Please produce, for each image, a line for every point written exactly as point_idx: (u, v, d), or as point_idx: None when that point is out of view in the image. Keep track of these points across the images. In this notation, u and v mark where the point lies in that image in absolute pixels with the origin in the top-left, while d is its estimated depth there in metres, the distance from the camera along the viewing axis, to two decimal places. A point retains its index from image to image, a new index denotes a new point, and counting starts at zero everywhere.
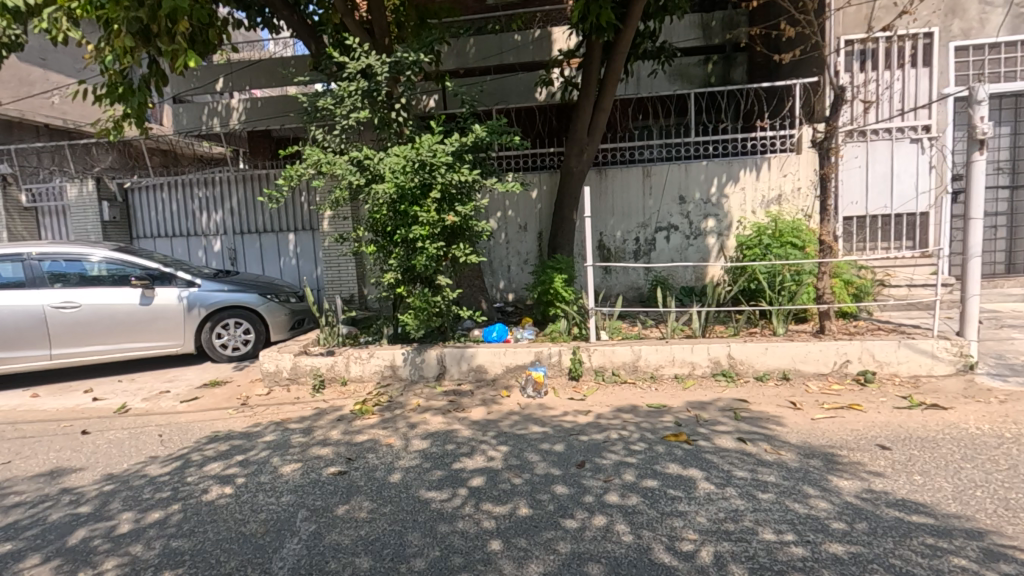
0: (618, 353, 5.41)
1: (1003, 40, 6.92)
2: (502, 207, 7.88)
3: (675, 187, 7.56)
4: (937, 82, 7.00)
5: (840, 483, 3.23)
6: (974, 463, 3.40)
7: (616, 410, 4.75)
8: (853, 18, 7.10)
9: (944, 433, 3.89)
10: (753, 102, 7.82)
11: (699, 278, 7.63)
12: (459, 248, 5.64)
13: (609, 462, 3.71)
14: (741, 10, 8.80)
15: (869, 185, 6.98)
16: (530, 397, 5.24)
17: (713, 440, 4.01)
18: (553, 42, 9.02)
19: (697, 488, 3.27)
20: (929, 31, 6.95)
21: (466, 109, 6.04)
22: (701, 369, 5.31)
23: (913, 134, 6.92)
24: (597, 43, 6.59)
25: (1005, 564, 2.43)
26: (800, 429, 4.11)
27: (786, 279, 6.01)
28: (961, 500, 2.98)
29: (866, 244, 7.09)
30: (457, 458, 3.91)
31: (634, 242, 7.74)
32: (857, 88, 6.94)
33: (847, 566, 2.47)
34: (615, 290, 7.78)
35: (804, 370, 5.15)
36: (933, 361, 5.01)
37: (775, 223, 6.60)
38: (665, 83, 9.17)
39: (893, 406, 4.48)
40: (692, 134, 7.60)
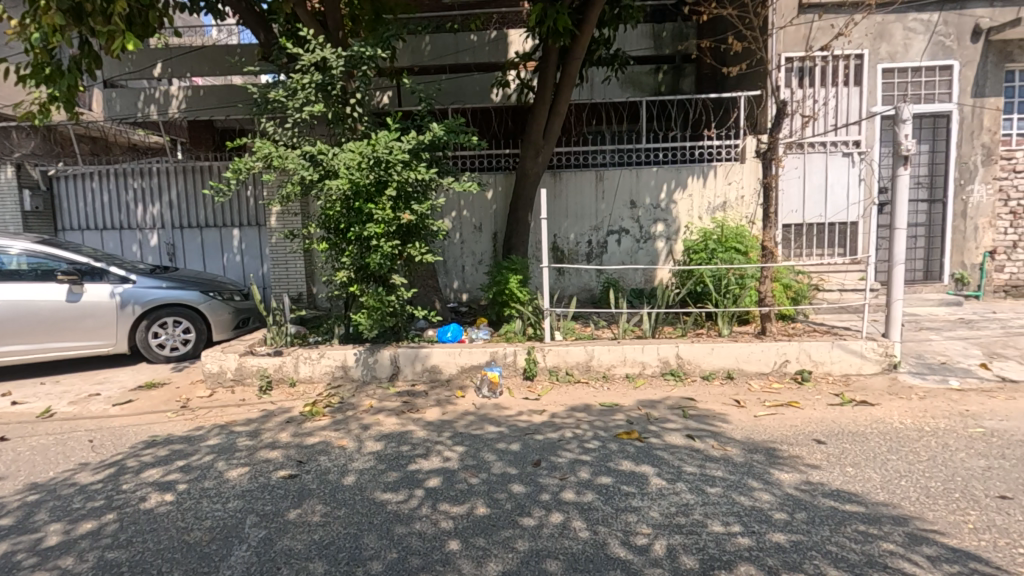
0: (572, 353, 5.51)
1: (924, 65, 7.51)
2: (457, 206, 7.86)
3: (627, 191, 7.76)
4: (867, 100, 7.52)
5: (780, 476, 3.41)
6: (899, 455, 3.66)
7: (570, 410, 4.82)
8: (793, 37, 7.52)
9: (873, 428, 4.17)
10: (701, 112, 8.12)
11: (649, 280, 7.85)
12: (415, 247, 5.54)
13: (564, 460, 3.77)
14: (690, 22, 9.16)
15: (806, 195, 7.40)
16: (485, 397, 5.24)
17: (663, 437, 4.14)
18: (509, 44, 9.09)
19: (649, 483, 3.38)
20: (861, 52, 7.47)
21: (424, 107, 5.96)
22: (651, 368, 5.48)
23: (845, 149, 7.37)
24: (554, 47, 6.69)
25: (927, 547, 2.63)
26: (743, 426, 4.31)
27: (730, 282, 6.30)
28: (888, 489, 3.20)
29: (802, 251, 7.52)
30: (412, 459, 3.87)
31: (587, 245, 7.90)
32: (797, 103, 7.32)
33: (789, 553, 2.62)
34: (568, 291, 7.91)
35: (746, 369, 5.40)
36: (862, 360, 5.35)
37: (720, 228, 6.88)
38: (617, 90, 9.42)
39: (827, 403, 4.78)
40: (643, 141, 7.79)
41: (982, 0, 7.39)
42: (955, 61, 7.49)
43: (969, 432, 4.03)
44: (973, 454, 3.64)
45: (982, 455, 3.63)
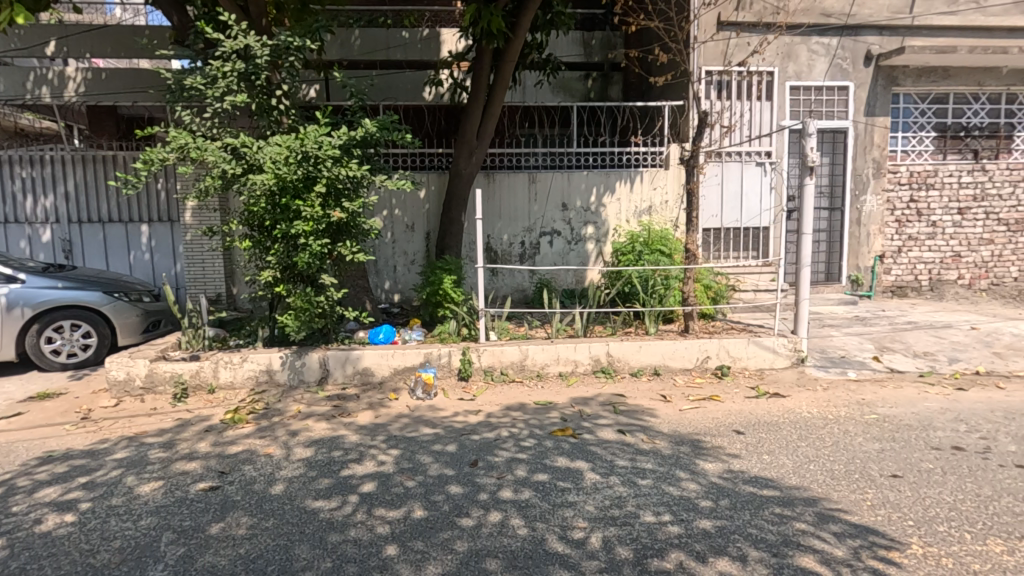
0: (506, 353, 5.55)
1: (826, 84, 8.21)
2: (389, 205, 7.70)
3: (558, 194, 7.91)
4: (777, 114, 8.12)
5: (705, 465, 3.61)
6: (807, 442, 3.98)
7: (505, 409, 4.86)
8: (713, 52, 7.98)
9: (785, 418, 4.51)
10: (628, 119, 8.43)
11: (580, 281, 8.06)
12: (345, 246, 5.37)
13: (501, 459, 3.79)
14: (618, 32, 9.52)
15: (724, 201, 7.87)
16: (419, 399, 5.17)
17: (596, 433, 4.26)
18: (443, 43, 9.01)
19: (584, 478, 3.47)
20: (772, 70, 8.04)
21: (355, 102, 5.79)
22: (583, 367, 5.62)
23: (758, 159, 7.91)
24: (487, 49, 6.71)
25: (834, 525, 2.87)
26: (670, 420, 4.52)
27: (656, 282, 6.58)
28: (799, 474, 3.46)
29: (721, 254, 7.99)
30: (345, 465, 3.74)
31: (520, 246, 7.99)
32: (715, 114, 7.76)
33: (714, 538, 2.77)
34: (502, 292, 7.96)
35: (672, 366, 5.67)
36: (774, 356, 5.75)
37: (646, 231, 7.18)
38: (549, 94, 9.60)
39: (745, 396, 5.11)
40: (574, 145, 8.00)
41: (872, 28, 8.17)
42: (851, 82, 8.24)
43: (865, 418, 4.44)
44: (869, 439, 4.02)
45: (877, 438, 4.01)
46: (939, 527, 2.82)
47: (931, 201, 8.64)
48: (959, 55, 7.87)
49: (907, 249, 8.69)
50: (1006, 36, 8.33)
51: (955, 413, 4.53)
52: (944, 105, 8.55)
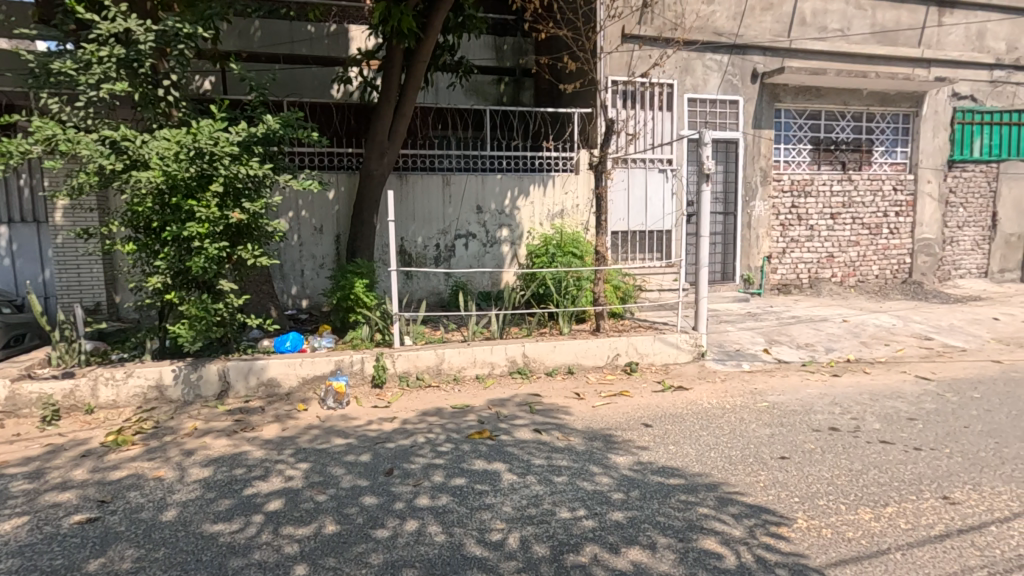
0: (422, 357, 5.48)
1: (719, 97, 8.85)
2: (294, 206, 7.32)
3: (473, 196, 7.92)
4: (677, 124, 8.64)
5: (617, 459, 3.75)
6: (708, 430, 4.26)
7: (421, 414, 4.78)
8: (618, 62, 8.35)
9: (688, 409, 4.80)
10: (540, 124, 8.62)
11: (495, 283, 8.11)
12: (246, 249, 5.03)
13: (417, 465, 3.72)
14: (529, 39, 9.72)
15: (630, 205, 8.26)
16: (330, 408, 4.95)
17: (513, 433, 4.30)
18: (351, 40, 8.76)
19: (501, 480, 3.48)
20: (671, 82, 8.55)
21: (255, 97, 5.44)
22: (499, 368, 5.66)
23: (661, 165, 8.38)
24: (398, 48, 6.57)
25: (732, 507, 3.08)
26: (584, 417, 4.66)
27: (569, 283, 6.78)
28: (702, 461, 3.70)
29: (629, 256, 8.37)
30: (248, 483, 3.50)
31: (435, 248, 7.91)
32: (621, 122, 8.12)
33: (626, 529, 2.88)
34: (417, 295, 7.82)
35: (584, 364, 5.86)
36: (677, 351, 6.11)
37: (559, 233, 7.38)
38: (462, 96, 9.59)
39: (652, 390, 5.39)
40: (487, 148, 8.05)
41: (757, 49, 8.93)
42: (740, 97, 8.94)
43: (757, 406, 4.83)
44: (761, 424, 4.37)
45: (767, 424, 4.37)
46: (819, 501, 3.12)
47: (809, 207, 9.58)
48: (829, 77, 8.79)
49: (790, 250, 9.58)
50: (866, 62, 9.43)
51: (831, 398, 5.04)
52: (817, 121, 9.52)
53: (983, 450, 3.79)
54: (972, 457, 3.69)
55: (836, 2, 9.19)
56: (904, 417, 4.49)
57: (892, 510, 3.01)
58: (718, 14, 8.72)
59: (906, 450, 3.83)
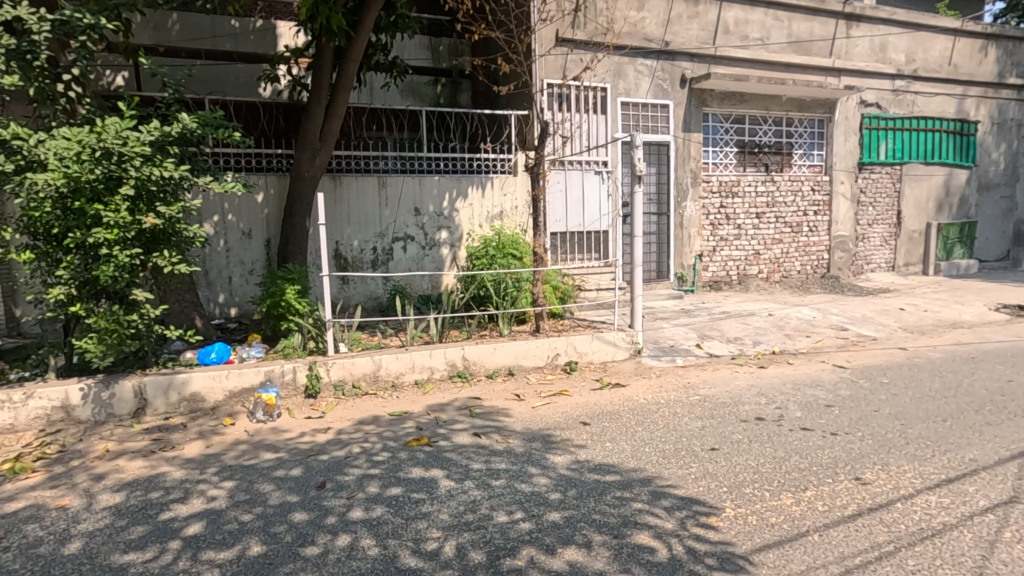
0: (358, 364, 5.33)
1: (650, 101, 9.12)
2: (219, 209, 6.93)
3: (410, 198, 7.78)
4: (611, 127, 8.83)
5: (555, 459, 3.77)
6: (643, 426, 4.36)
7: (357, 424, 4.63)
8: (553, 65, 8.45)
9: (624, 406, 4.90)
10: (477, 126, 8.59)
11: (435, 286, 8.01)
12: (162, 256, 4.71)
13: (351, 477, 3.59)
14: (464, 40, 9.68)
15: (567, 206, 8.36)
16: (260, 422, 4.71)
17: (452, 438, 4.25)
18: (278, 36, 8.41)
19: (438, 487, 3.42)
20: (604, 86, 8.72)
21: (170, 94, 5.10)
22: (439, 372, 5.58)
23: (597, 167, 8.53)
24: (328, 46, 6.36)
25: (665, 500, 3.16)
26: (523, 418, 4.67)
27: (508, 285, 6.80)
28: (637, 456, 3.78)
29: (568, 256, 8.48)
30: (164, 506, 3.27)
31: (372, 252, 7.71)
32: (556, 125, 8.22)
33: (562, 529, 2.89)
34: (354, 300, 7.61)
35: (524, 365, 5.87)
36: (615, 349, 6.23)
37: (498, 235, 7.37)
38: (397, 97, 9.42)
39: (590, 388, 5.47)
40: (424, 150, 7.93)
41: (684, 55, 9.28)
42: (670, 101, 9.26)
43: (690, 400, 5.00)
44: (693, 418, 4.53)
45: (698, 417, 4.52)
46: (746, 489, 3.25)
47: (736, 207, 10.05)
48: (751, 84, 9.26)
49: (720, 248, 10.01)
50: (784, 70, 10.00)
51: (758, 389, 5.28)
52: (741, 125, 9.99)
53: (890, 432, 4.08)
54: (881, 439, 3.96)
55: (756, 12, 9.69)
56: (823, 404, 4.77)
57: (811, 494, 3.18)
58: (647, 20, 8.99)
59: (824, 435, 4.06)
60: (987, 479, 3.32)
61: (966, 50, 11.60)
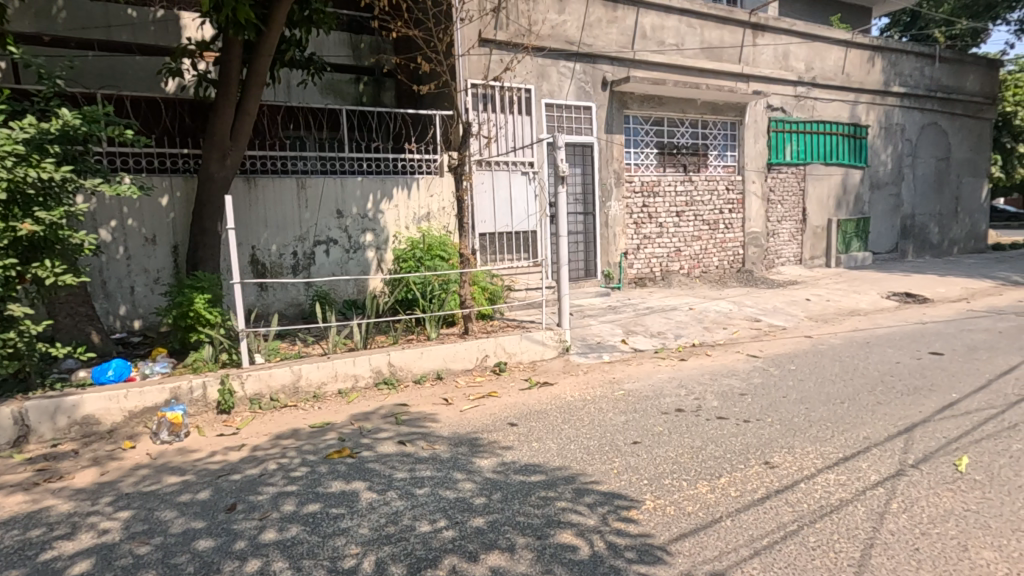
0: (275, 376, 5.06)
1: (574, 103, 9.29)
2: (117, 214, 6.38)
3: (331, 200, 7.49)
4: (536, 128, 8.91)
5: (481, 462, 3.73)
6: (569, 423, 4.41)
7: (274, 439, 4.38)
8: (476, 66, 8.43)
9: (552, 404, 4.94)
10: (401, 126, 8.41)
11: (361, 291, 7.77)
12: (45, 267, 4.25)
13: (264, 496, 3.38)
14: (387, 38, 9.45)
15: (495, 207, 8.34)
16: (165, 442, 4.36)
17: (376, 448, 4.11)
18: (182, 28, 7.85)
19: (359, 500, 3.28)
20: (528, 87, 8.79)
21: (47, 86, 4.59)
22: (364, 380, 5.40)
23: (524, 168, 8.58)
24: (236, 40, 5.96)
25: (588, 497, 3.19)
26: (451, 423, 4.59)
27: (435, 287, 6.70)
28: (562, 454, 3.80)
29: (497, 256, 8.46)
30: (46, 546, 2.94)
31: (292, 257, 7.37)
32: (480, 125, 8.18)
33: (486, 534, 2.85)
34: (274, 308, 7.24)
35: (453, 368, 5.80)
36: (544, 348, 6.28)
37: (425, 237, 7.24)
38: (317, 95, 9.06)
39: (519, 388, 5.47)
40: (346, 150, 7.66)
41: (605, 59, 9.52)
42: (593, 104, 9.46)
43: (615, 395, 5.11)
44: (617, 412, 4.63)
45: (622, 411, 4.63)
46: (665, 480, 3.35)
47: (657, 206, 10.43)
48: (668, 87, 9.64)
49: (644, 246, 10.36)
50: (698, 75, 10.48)
51: (678, 381, 5.48)
52: (661, 127, 10.37)
53: (796, 416, 4.35)
54: (788, 423, 4.21)
55: (671, 19, 10.10)
56: (737, 392, 5.02)
57: (725, 480, 3.32)
58: (569, 24, 9.15)
59: (737, 423, 4.26)
60: (879, 455, 3.60)
61: (857, 60, 12.64)
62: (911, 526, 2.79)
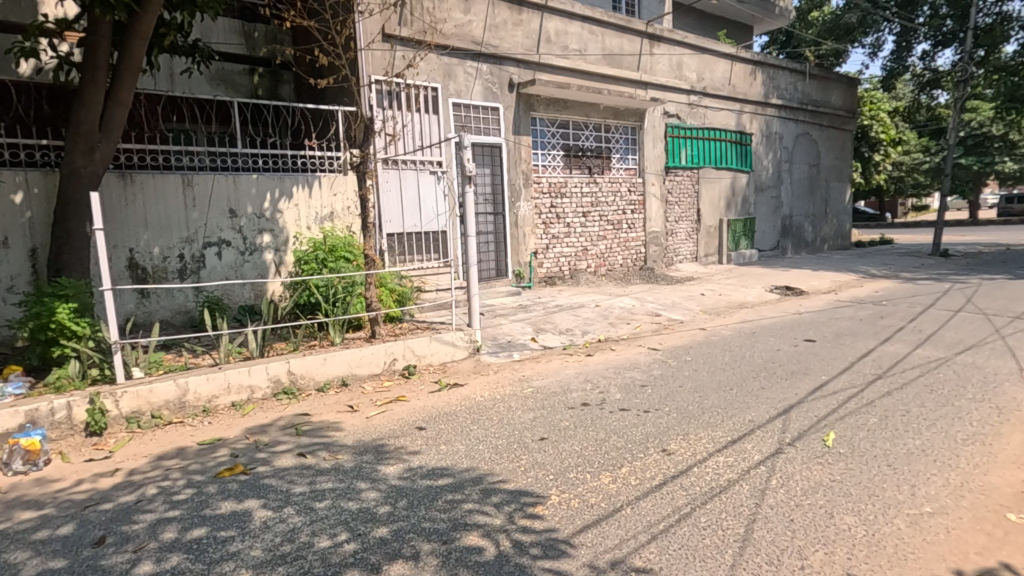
0: (157, 391, 4.60)
1: (481, 104, 9.29)
2: None
3: (223, 199, 6.95)
4: (443, 127, 8.83)
5: (387, 470, 3.61)
6: (478, 424, 4.39)
7: (155, 460, 3.98)
8: (380, 62, 8.21)
9: (461, 405, 4.90)
10: (300, 122, 7.98)
11: (259, 296, 7.28)
12: None
13: (140, 525, 3.05)
14: (283, 28, 8.94)
15: (402, 206, 8.16)
16: (19, 473, 3.81)
17: (272, 463, 3.85)
18: (39, 4, 6.95)
19: (251, 520, 3.06)
20: (433, 86, 8.71)
21: None
22: (260, 391, 5.06)
23: (431, 167, 8.46)
24: (104, 20, 5.30)
25: (495, 496, 3.19)
26: (355, 430, 4.41)
27: (339, 290, 6.41)
28: (470, 456, 3.77)
29: (405, 257, 8.28)
30: None
31: (178, 260, 6.78)
32: (385, 122, 7.97)
33: (390, 544, 2.75)
34: (157, 316, 6.60)
35: (359, 374, 5.58)
36: (454, 348, 6.23)
37: (328, 238, 6.92)
38: (205, 85, 8.39)
39: (428, 391, 5.37)
40: (238, 145, 7.10)
41: (511, 61, 9.62)
42: (500, 104, 9.53)
43: (524, 393, 5.17)
44: (526, 410, 4.68)
45: (530, 409, 4.68)
46: (570, 474, 3.42)
47: (565, 207, 10.71)
48: (572, 91, 9.92)
49: (552, 245, 10.60)
50: (600, 80, 10.88)
51: (584, 376, 5.65)
52: (566, 130, 10.66)
53: (691, 404, 4.62)
54: (683, 411, 4.47)
55: (574, 25, 10.41)
56: (638, 384, 5.26)
57: (626, 470, 3.45)
58: (474, 24, 9.15)
59: (638, 414, 4.46)
60: (761, 436, 3.91)
61: (741, 73, 13.73)
62: (787, 500, 3.05)
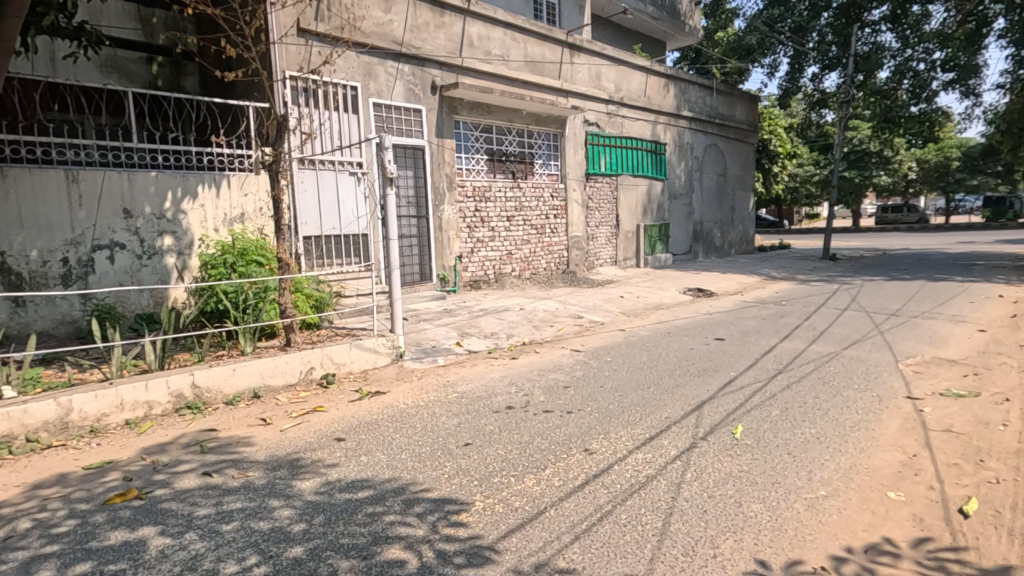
0: (35, 412, 4.10)
1: (402, 105, 9.10)
2: None
3: (116, 198, 6.34)
4: (363, 127, 8.59)
5: (302, 485, 3.42)
6: (401, 432, 4.27)
7: (30, 489, 3.53)
8: (294, 57, 7.86)
9: (383, 414, 4.75)
10: (206, 116, 7.45)
11: (159, 303, 6.70)
12: None
13: (9, 566, 2.69)
14: (185, 15, 8.29)
15: (320, 208, 7.83)
16: None
17: (172, 484, 3.53)
18: None
19: (147, 549, 2.78)
20: (353, 84, 8.45)
21: None
22: (160, 407, 4.65)
23: (350, 168, 8.18)
24: None
25: (417, 506, 3.10)
26: (267, 445, 4.15)
27: (250, 296, 6.03)
28: (392, 466, 3.65)
29: (324, 261, 7.94)
30: None
31: (62, 265, 6.11)
32: (300, 120, 7.62)
33: (304, 564, 2.60)
34: (35, 328, 5.90)
35: (272, 385, 5.27)
36: (375, 355, 6.06)
37: (238, 241, 6.50)
38: (94, 73, 7.66)
39: (348, 400, 5.16)
40: (133, 139, 6.51)
41: (434, 63, 9.53)
42: (422, 106, 9.40)
43: (448, 398, 5.10)
44: (450, 416, 4.61)
45: (454, 414, 4.62)
46: (494, 478, 3.40)
47: (488, 210, 10.72)
48: (495, 96, 9.97)
49: (477, 249, 10.58)
50: (522, 87, 11.02)
51: (509, 379, 5.67)
52: (490, 134, 10.70)
53: (611, 404, 4.75)
54: (604, 411, 4.58)
55: (496, 31, 10.48)
56: (561, 386, 5.34)
57: (549, 472, 3.48)
58: (395, 23, 8.96)
59: (561, 415, 4.52)
60: (677, 431, 4.09)
61: (655, 86, 14.41)
62: (701, 492, 3.20)
